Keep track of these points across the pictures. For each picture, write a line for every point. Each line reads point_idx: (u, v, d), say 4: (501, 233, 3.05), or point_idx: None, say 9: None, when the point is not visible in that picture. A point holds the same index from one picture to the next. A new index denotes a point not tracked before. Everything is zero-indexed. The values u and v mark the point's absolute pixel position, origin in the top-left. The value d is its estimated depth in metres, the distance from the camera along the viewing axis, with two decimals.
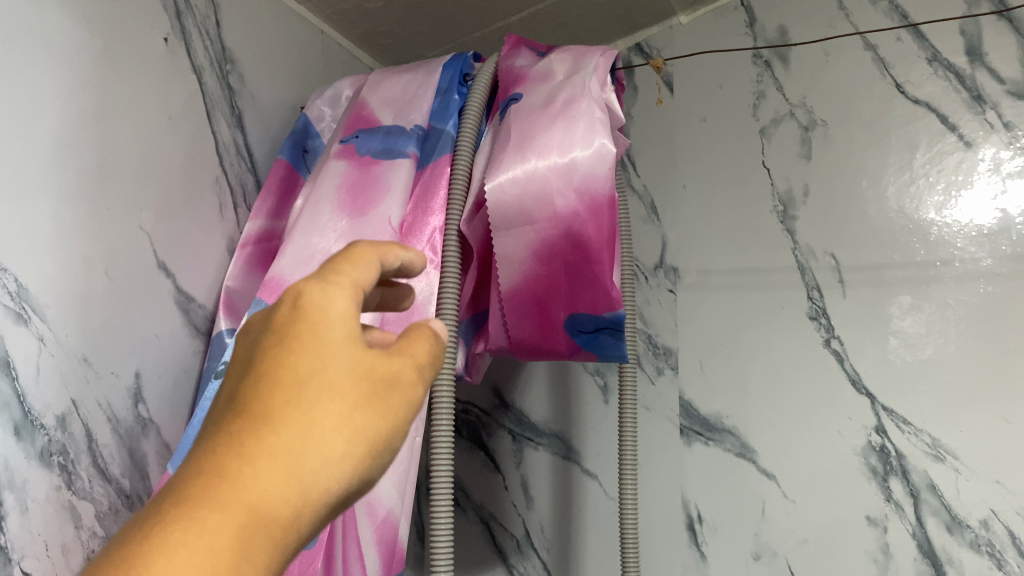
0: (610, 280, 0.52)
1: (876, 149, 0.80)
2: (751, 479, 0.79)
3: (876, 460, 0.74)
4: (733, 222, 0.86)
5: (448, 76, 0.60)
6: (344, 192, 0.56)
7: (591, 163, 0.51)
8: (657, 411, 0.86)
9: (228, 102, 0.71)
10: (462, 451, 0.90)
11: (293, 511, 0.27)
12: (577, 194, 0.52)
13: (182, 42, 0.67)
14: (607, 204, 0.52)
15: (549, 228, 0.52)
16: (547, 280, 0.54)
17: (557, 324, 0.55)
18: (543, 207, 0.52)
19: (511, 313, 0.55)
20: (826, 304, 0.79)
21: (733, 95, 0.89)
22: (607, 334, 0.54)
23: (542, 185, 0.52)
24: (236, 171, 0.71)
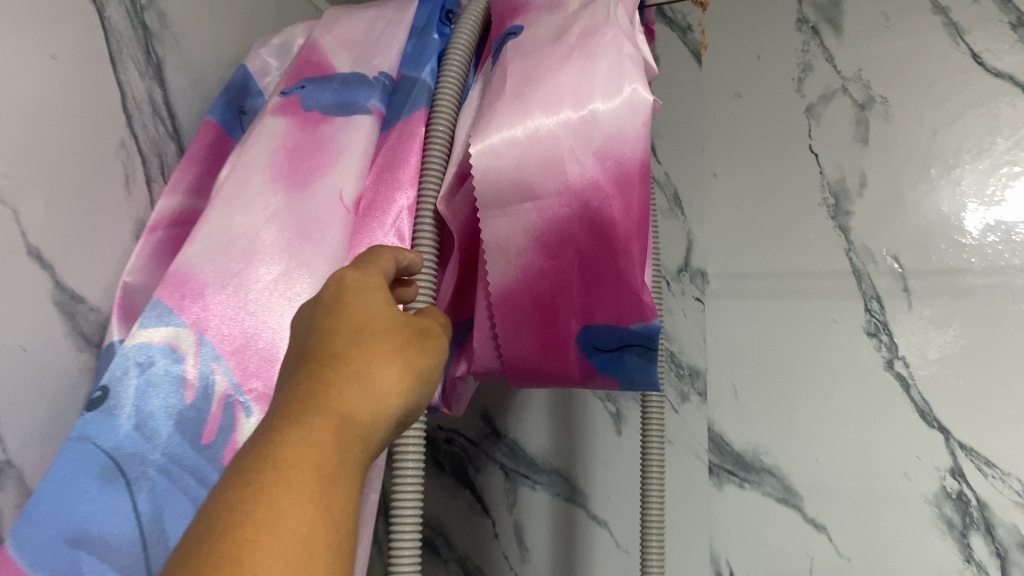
0: (641, 279, 0.38)
1: (949, 131, 0.67)
2: (796, 530, 0.65)
3: (952, 510, 0.61)
4: (773, 217, 0.71)
5: (426, 12, 0.46)
6: (283, 156, 0.42)
7: (618, 118, 0.37)
8: (681, 443, 0.70)
9: (136, 37, 0.51)
10: (443, 488, 0.74)
11: (373, 424, 0.28)
12: (598, 158, 0.37)
13: None
14: (640, 174, 0.37)
15: (559, 206, 0.38)
16: (554, 278, 0.40)
17: (566, 338, 0.40)
18: (550, 176, 0.38)
19: (504, 323, 0.41)
20: (888, 317, 0.66)
21: (772, 67, 0.73)
22: (635, 352, 0.39)
23: (551, 147, 0.38)
24: (146, 131, 0.52)
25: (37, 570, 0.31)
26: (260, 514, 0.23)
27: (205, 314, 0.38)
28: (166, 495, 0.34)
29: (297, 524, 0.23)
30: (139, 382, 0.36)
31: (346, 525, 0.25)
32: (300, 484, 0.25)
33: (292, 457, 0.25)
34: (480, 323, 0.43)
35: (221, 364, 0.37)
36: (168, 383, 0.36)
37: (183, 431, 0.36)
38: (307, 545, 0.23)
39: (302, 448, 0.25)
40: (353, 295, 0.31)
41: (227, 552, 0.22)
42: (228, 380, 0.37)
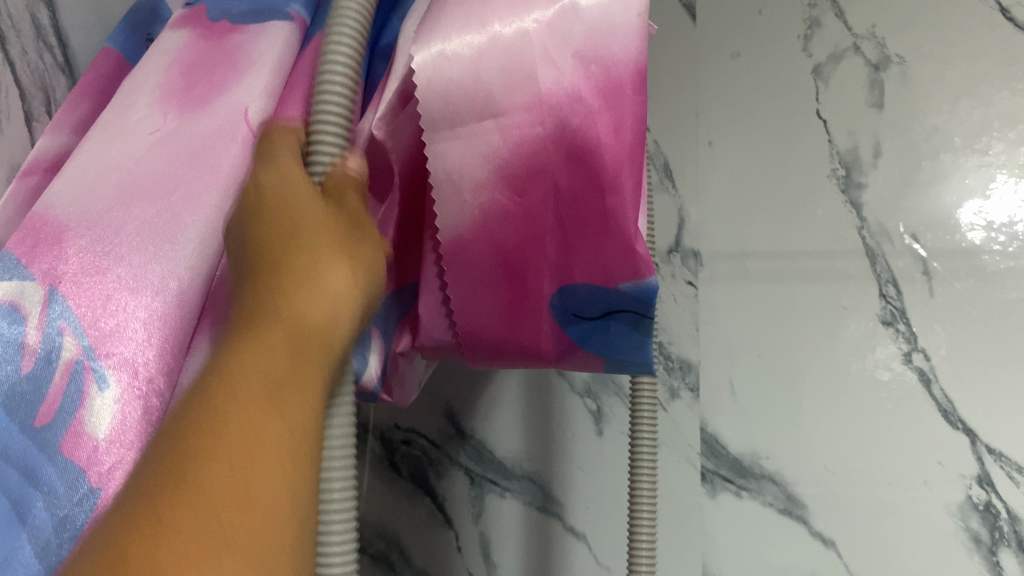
0: (632, 218, 0.31)
1: (975, 96, 0.59)
2: (801, 546, 0.57)
3: (979, 524, 0.54)
4: (777, 190, 0.63)
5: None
6: (180, 72, 0.38)
7: (604, 7, 0.31)
8: (671, 445, 0.61)
9: None
10: (401, 496, 0.65)
11: (332, 320, 0.28)
12: (580, 61, 0.31)
13: None
14: (632, 82, 0.31)
15: (527, 124, 0.31)
16: (522, 224, 0.33)
17: (538, 299, 0.34)
18: (516, 86, 0.31)
19: (461, 281, 0.35)
20: (905, 304, 0.58)
21: (776, 23, 0.65)
22: (624, 319, 0.34)
23: (518, 49, 0.31)
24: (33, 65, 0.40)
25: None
26: (208, 434, 0.24)
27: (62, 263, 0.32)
28: None
29: (246, 446, 0.24)
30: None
31: (301, 426, 0.26)
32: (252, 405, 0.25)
33: (245, 381, 0.25)
34: (429, 284, 0.37)
35: (68, 322, 0.31)
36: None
37: (12, 411, 0.30)
38: (256, 466, 0.24)
39: (252, 365, 0.26)
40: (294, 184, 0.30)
41: (170, 489, 0.23)
42: (80, 343, 0.31)
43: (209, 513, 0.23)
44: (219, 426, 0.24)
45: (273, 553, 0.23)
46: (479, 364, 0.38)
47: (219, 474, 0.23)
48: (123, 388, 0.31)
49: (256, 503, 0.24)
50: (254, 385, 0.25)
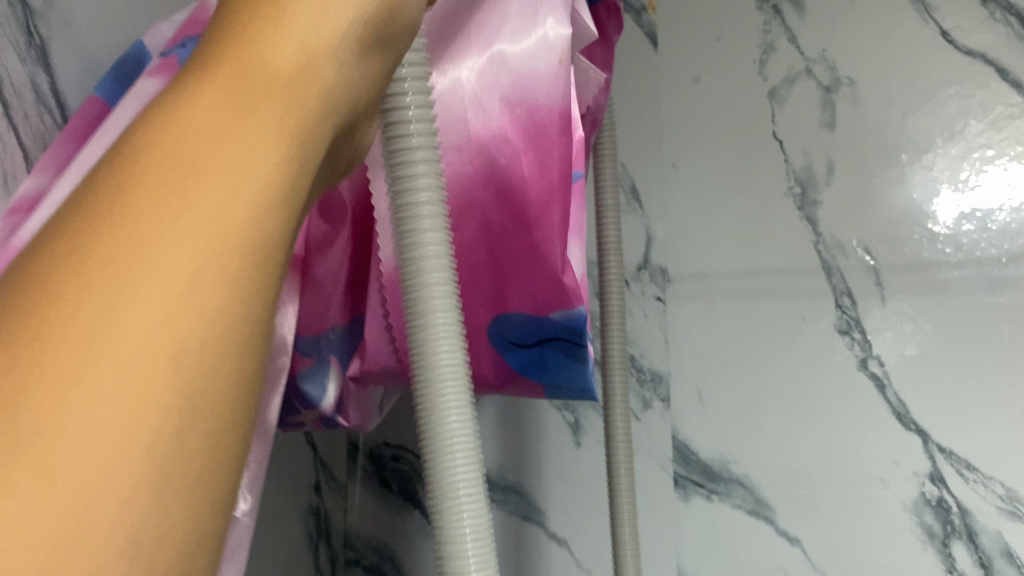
0: (559, 249, 0.34)
1: (920, 114, 0.63)
2: (769, 544, 0.61)
3: (933, 518, 0.58)
4: (737, 207, 0.66)
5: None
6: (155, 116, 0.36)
7: (528, 54, 0.34)
8: (644, 454, 0.65)
9: (22, 25, 0.43)
10: (392, 509, 0.68)
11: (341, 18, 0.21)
12: (505, 104, 0.34)
13: None
14: (557, 125, 0.34)
15: (456, 164, 0.34)
16: (456, 254, 0.36)
17: (477, 333, 0.37)
18: (449, 127, 0.34)
19: (400, 316, 0.36)
20: (860, 313, 0.62)
21: (732, 49, 0.68)
22: (557, 353, 0.36)
23: (449, 95, 0.34)
24: (33, 127, 0.43)
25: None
26: (233, 29, 0.20)
27: None
28: None
29: (270, 50, 0.19)
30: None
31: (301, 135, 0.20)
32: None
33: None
34: (372, 316, 0.37)
35: None
36: None
37: None
38: (273, 76, 0.19)
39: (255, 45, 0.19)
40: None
41: (121, 154, 0.17)
42: None
43: (216, 103, 0.18)
44: (252, 8, 0.20)
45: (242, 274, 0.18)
46: None
47: (238, 72, 0.19)
48: None
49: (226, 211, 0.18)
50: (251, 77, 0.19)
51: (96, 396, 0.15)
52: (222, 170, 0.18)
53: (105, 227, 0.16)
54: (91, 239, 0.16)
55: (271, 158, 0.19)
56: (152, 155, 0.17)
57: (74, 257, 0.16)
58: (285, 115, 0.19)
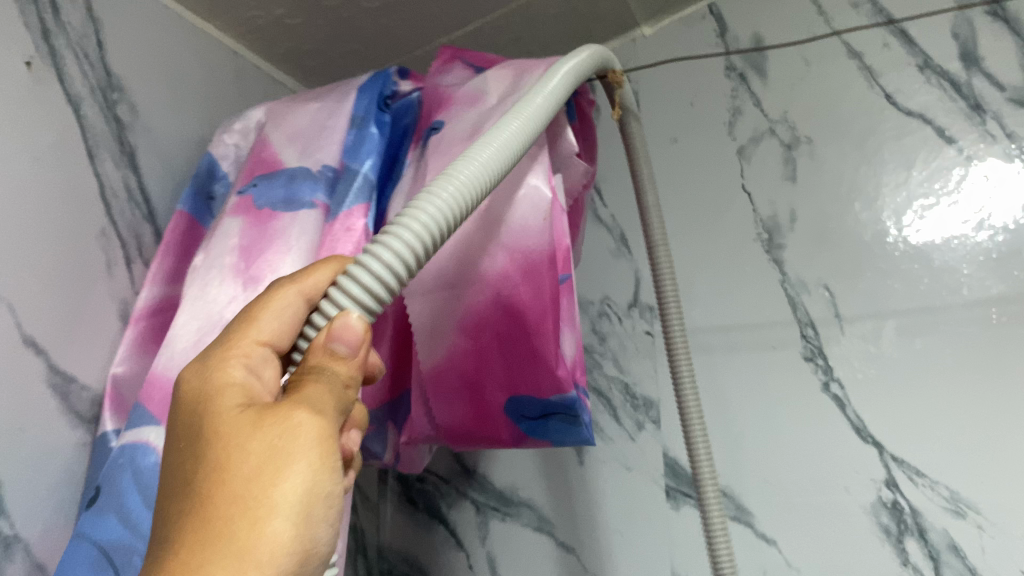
0: (553, 351, 0.48)
1: (867, 167, 0.72)
2: (749, 545, 0.69)
3: (889, 519, 0.65)
4: (710, 251, 0.79)
5: (365, 103, 0.55)
6: (240, 251, 0.50)
7: (522, 221, 0.49)
8: (640, 472, 0.74)
9: (115, 137, 0.61)
10: (420, 526, 0.83)
11: (274, 554, 0.28)
12: (508, 253, 0.49)
13: (51, 65, 0.57)
14: (545, 266, 0.48)
15: (474, 295, 0.49)
16: (476, 356, 0.50)
17: (495, 407, 0.51)
18: (468, 271, 0.49)
19: (437, 397, 0.51)
20: (822, 342, 0.71)
21: (705, 111, 0.83)
22: (558, 418, 0.50)
23: (469, 248, 0.49)
24: (127, 220, 0.60)
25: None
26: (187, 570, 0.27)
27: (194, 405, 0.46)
28: None
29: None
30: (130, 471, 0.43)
31: None
32: (233, 538, 0.28)
33: (226, 521, 0.29)
34: (416, 398, 0.53)
35: None
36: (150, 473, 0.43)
37: None
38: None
39: None
40: (223, 400, 0.33)
41: None
42: None
43: None
44: (196, 558, 0.28)
45: None
46: (459, 447, 0.54)
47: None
48: None
49: None
50: None
51: None
52: None
53: None
54: None
55: None
56: None
57: None
58: None
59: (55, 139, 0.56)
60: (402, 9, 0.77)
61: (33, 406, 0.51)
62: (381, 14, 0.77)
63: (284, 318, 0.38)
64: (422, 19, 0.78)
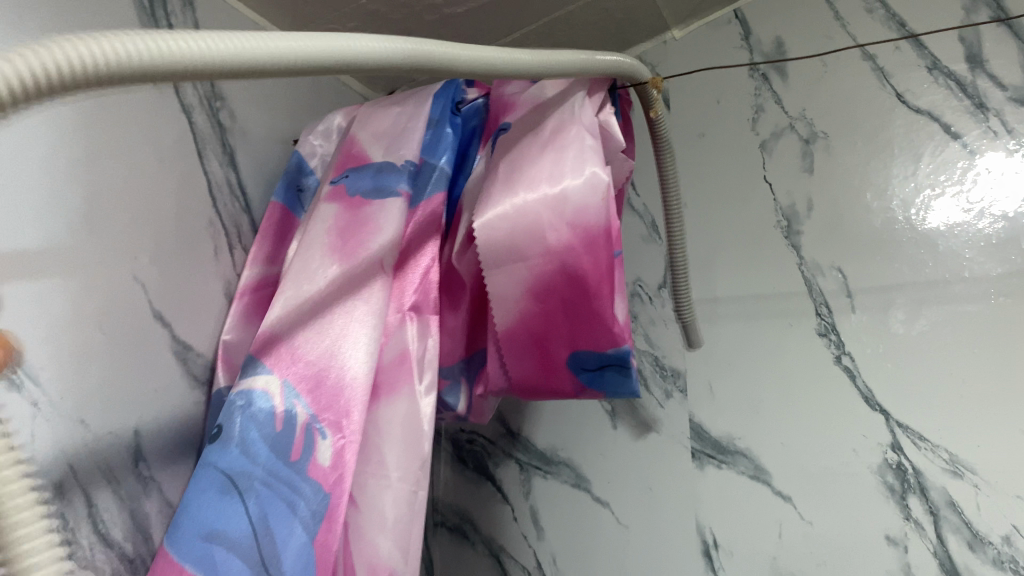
0: (609, 310, 0.56)
1: (878, 160, 0.79)
2: (766, 501, 0.76)
3: (893, 478, 0.71)
4: (733, 235, 0.86)
5: (440, 107, 0.66)
6: (335, 233, 0.61)
7: (583, 198, 0.56)
8: (668, 436, 0.83)
9: (219, 140, 0.74)
10: (469, 481, 0.95)
11: None
12: (570, 226, 0.56)
13: (170, 80, 0.70)
14: (602, 236, 0.56)
15: (543, 264, 0.57)
16: (544, 316, 0.58)
17: (559, 361, 0.59)
18: (534, 242, 0.57)
19: (510, 354, 0.60)
20: (835, 320, 0.78)
21: (730, 109, 0.90)
22: (613, 370, 0.58)
23: (534, 221, 0.57)
24: (230, 211, 0.74)
25: (183, 560, 0.46)
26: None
27: (303, 355, 0.55)
28: (265, 500, 0.49)
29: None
30: (243, 415, 0.52)
31: None
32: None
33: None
34: (493, 356, 0.62)
35: (301, 401, 0.53)
36: (263, 415, 0.52)
37: (277, 453, 0.51)
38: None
39: None
40: None
41: None
42: (308, 413, 0.53)
43: None
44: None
45: None
46: (528, 399, 0.63)
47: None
48: (335, 438, 0.52)
49: None
50: None
51: None
52: None
53: None
54: None
55: None
56: None
57: None
58: None
59: (174, 145, 0.69)
60: (456, 21, 0.87)
61: (161, 366, 0.63)
62: (438, 25, 0.88)
63: None
64: (471, 28, 0.88)
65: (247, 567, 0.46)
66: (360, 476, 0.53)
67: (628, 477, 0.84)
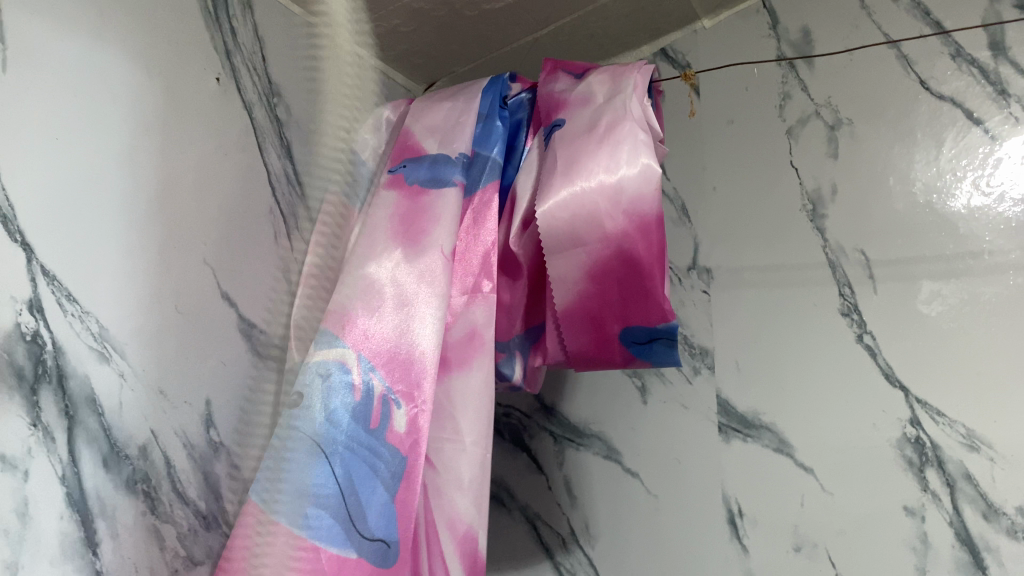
0: (662, 291, 0.60)
1: (902, 145, 0.82)
2: (789, 472, 0.80)
3: (912, 452, 0.75)
4: (761, 218, 0.89)
5: (489, 101, 0.69)
6: (399, 220, 0.65)
7: (638, 189, 0.60)
8: (696, 410, 0.87)
9: (277, 133, 0.79)
10: (505, 452, 1.00)
11: None
12: (627, 214, 0.60)
13: (232, 79, 0.75)
14: (655, 223, 0.60)
15: (600, 248, 0.60)
16: (599, 295, 0.62)
17: (612, 336, 0.63)
18: (592, 228, 0.60)
19: (567, 328, 0.63)
20: (858, 299, 0.81)
21: (758, 95, 0.93)
22: (662, 343, 0.61)
23: (594, 210, 0.60)
24: (286, 199, 0.79)
25: (279, 517, 0.53)
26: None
27: (376, 334, 0.59)
28: (352, 461, 0.55)
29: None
30: (323, 386, 0.57)
31: None
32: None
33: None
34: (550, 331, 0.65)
35: (378, 374, 0.58)
36: (343, 388, 0.57)
37: (359, 420, 0.56)
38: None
39: None
40: None
41: None
42: (385, 384, 0.58)
43: None
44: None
45: None
46: (579, 370, 0.66)
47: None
48: (412, 408, 0.57)
49: None
50: None
51: None
52: None
53: None
54: None
55: None
56: None
57: None
58: None
59: (237, 138, 0.74)
60: (495, 16, 0.91)
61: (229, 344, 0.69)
62: (477, 20, 0.92)
63: None
64: (508, 21, 0.92)
65: (338, 522, 0.52)
66: (434, 442, 0.58)
67: (659, 448, 0.88)
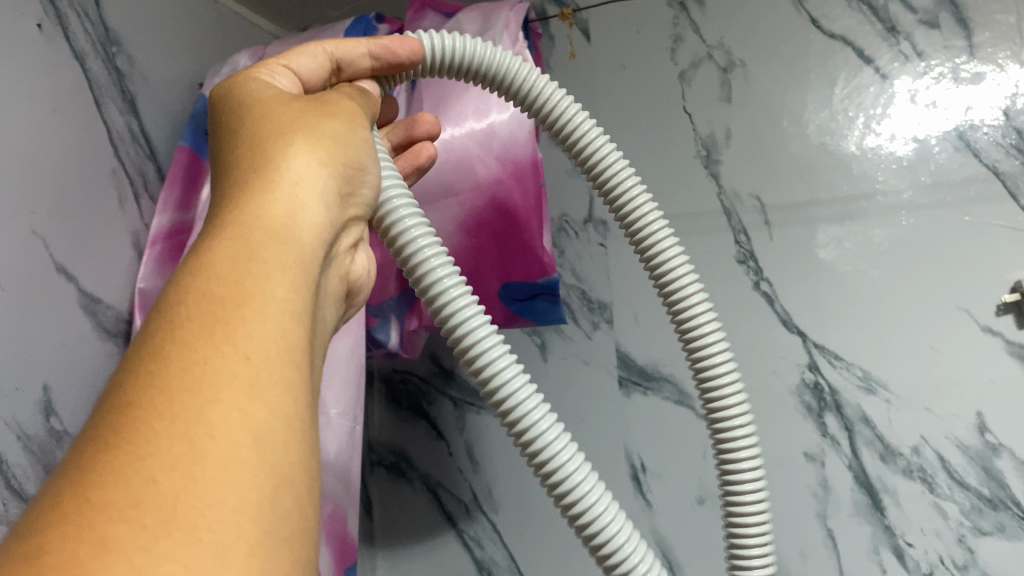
0: (540, 244, 0.58)
1: (794, 87, 0.80)
2: (690, 425, 0.79)
3: (811, 397, 0.74)
4: (655, 164, 0.86)
5: None
6: None
7: (510, 133, 0.57)
8: (597, 366, 0.85)
9: (118, 87, 0.67)
10: (405, 421, 0.96)
11: (311, 231, 0.33)
12: (498, 160, 0.57)
13: (59, 27, 0.62)
14: (530, 170, 0.57)
15: (473, 199, 0.58)
16: (476, 250, 0.59)
17: (491, 293, 0.60)
18: (463, 175, 0.58)
19: None
20: (753, 246, 0.79)
21: (649, 40, 0.89)
22: (542, 299, 0.60)
23: (463, 154, 0.58)
24: (134, 160, 0.67)
25: None
26: (193, 270, 0.29)
27: None
28: None
29: (210, 364, 0.25)
30: None
31: (275, 290, 0.29)
32: (172, 459, 0.23)
33: (257, 177, 0.33)
34: None
35: None
36: None
37: None
38: (221, 384, 0.25)
39: (224, 251, 0.29)
40: (256, 95, 0.39)
41: (214, 346, 0.26)
42: None
43: (202, 291, 0.28)
44: (221, 276, 0.28)
45: (271, 411, 0.26)
46: None
47: (125, 451, 0.23)
48: None
49: (257, 404, 0.25)
50: (222, 272, 0.29)
51: (221, 399, 0.25)
52: (210, 374, 0.25)
53: (167, 356, 0.25)
54: (150, 374, 0.25)
55: (256, 321, 0.28)
56: (210, 259, 0.29)
57: (193, 370, 0.25)
58: (286, 230, 0.32)
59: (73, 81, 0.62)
60: None
61: (79, 333, 0.60)
62: None
63: (299, 177, 0.34)
64: None
65: None
66: None
67: (561, 407, 0.86)
